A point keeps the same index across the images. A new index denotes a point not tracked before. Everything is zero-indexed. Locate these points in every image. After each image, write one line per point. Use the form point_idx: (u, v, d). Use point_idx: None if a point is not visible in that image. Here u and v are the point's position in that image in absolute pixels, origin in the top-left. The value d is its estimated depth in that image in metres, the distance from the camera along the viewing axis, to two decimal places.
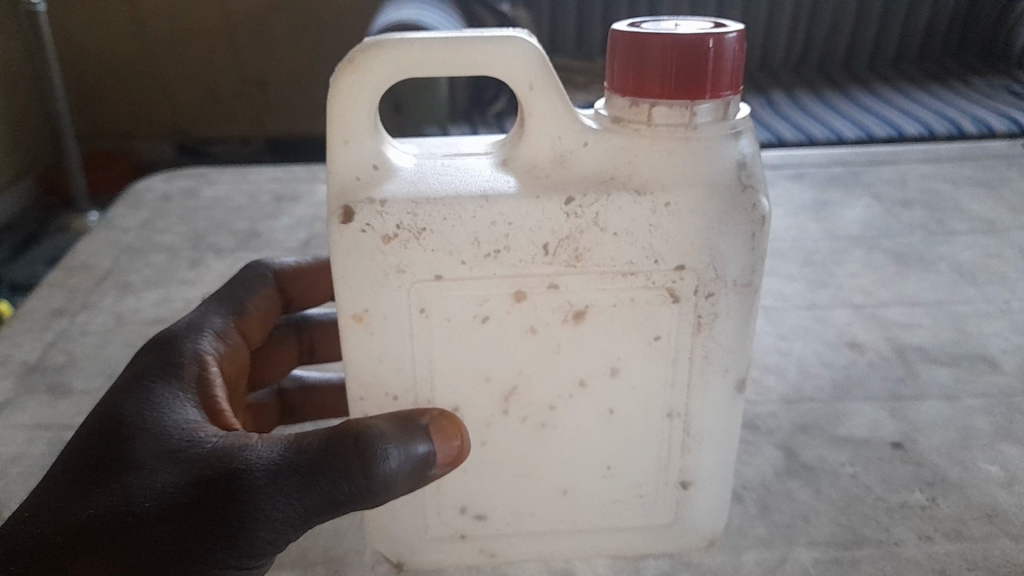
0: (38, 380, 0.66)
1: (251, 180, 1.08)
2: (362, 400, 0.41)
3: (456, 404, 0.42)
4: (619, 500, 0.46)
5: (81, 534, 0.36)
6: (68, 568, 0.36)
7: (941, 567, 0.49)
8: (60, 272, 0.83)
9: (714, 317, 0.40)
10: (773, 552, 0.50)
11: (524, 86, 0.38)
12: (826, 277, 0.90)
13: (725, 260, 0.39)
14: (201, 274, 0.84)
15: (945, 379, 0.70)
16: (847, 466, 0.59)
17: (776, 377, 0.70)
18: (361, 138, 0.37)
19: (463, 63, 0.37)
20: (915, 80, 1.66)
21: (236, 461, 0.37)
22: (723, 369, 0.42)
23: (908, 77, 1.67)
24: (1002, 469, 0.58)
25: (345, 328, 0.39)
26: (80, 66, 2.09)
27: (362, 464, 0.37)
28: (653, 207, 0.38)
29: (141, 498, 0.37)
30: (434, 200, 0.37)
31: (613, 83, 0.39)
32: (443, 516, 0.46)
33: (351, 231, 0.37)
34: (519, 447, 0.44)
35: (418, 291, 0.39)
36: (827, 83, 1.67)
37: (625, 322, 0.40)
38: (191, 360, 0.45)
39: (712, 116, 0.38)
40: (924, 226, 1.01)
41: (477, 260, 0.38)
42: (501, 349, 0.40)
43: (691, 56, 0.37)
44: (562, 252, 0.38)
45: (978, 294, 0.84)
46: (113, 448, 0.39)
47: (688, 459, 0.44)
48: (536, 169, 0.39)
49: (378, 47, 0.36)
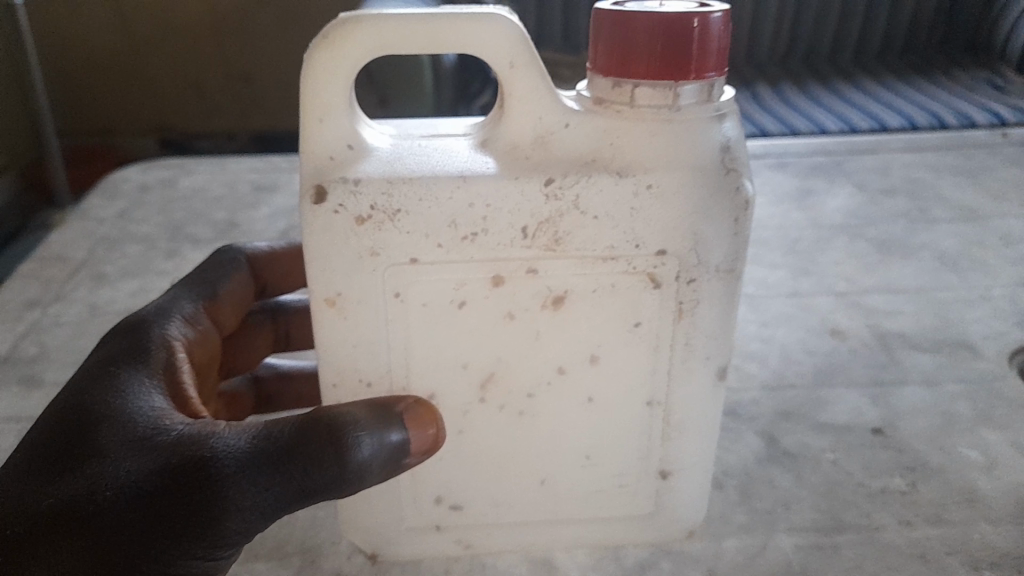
0: (10, 372, 0.65)
1: (230, 170, 1.06)
2: (337, 385, 0.40)
3: (432, 391, 0.41)
4: (600, 490, 0.45)
5: (43, 522, 0.36)
6: (30, 555, 0.35)
7: (921, 552, 0.51)
8: (35, 264, 0.81)
9: (696, 304, 0.40)
10: (753, 539, 0.51)
11: (505, 65, 0.37)
12: (809, 264, 0.90)
13: (707, 246, 0.38)
14: (178, 264, 0.83)
15: (926, 365, 0.71)
16: (829, 452, 0.60)
17: (757, 365, 0.71)
18: (336, 117, 0.37)
19: (442, 40, 0.36)
20: (899, 73, 1.67)
21: (203, 448, 0.36)
22: (705, 357, 0.41)
23: (893, 70, 1.69)
24: (983, 455, 0.60)
25: (317, 312, 0.38)
26: (55, 54, 2.05)
27: (334, 453, 0.36)
28: (635, 190, 0.37)
29: (105, 486, 0.36)
30: (411, 180, 0.36)
31: (595, 63, 0.38)
32: (418, 506, 0.45)
33: (324, 211, 0.36)
34: (497, 435, 0.43)
35: (395, 274, 0.38)
36: (813, 77, 1.68)
37: (605, 307, 0.40)
38: (158, 345, 0.44)
39: (697, 98, 0.38)
40: (906, 214, 1.01)
41: (455, 243, 0.37)
42: (478, 335, 0.40)
43: (675, 35, 0.36)
44: (542, 235, 0.38)
45: (960, 281, 0.85)
46: (76, 434, 0.38)
47: (669, 448, 0.44)
48: (515, 149, 0.38)
49: (355, 23, 0.35)
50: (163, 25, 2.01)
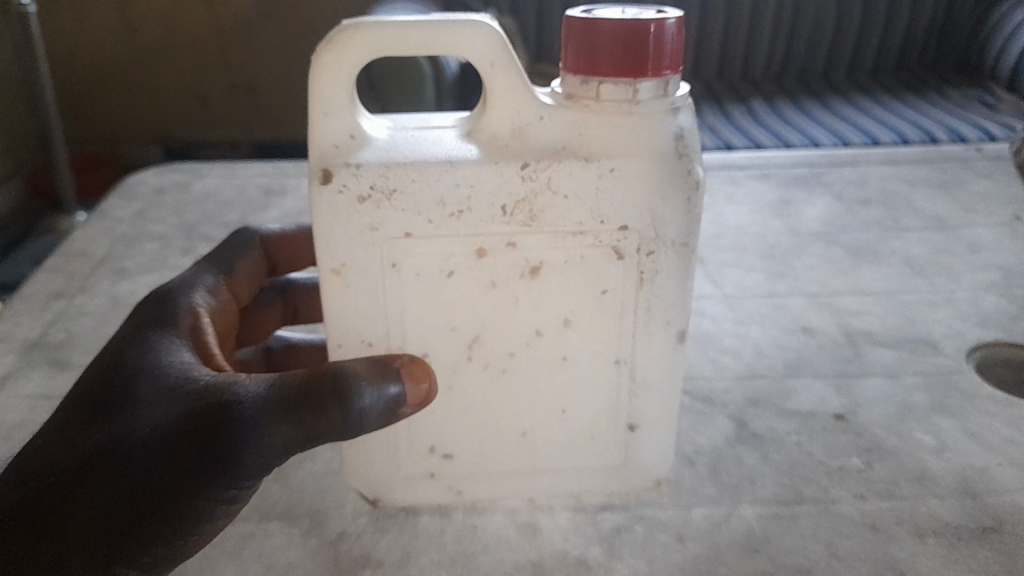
0: (39, 356, 0.70)
1: (241, 175, 1.12)
2: (341, 346, 0.46)
3: (425, 351, 0.47)
4: (574, 442, 0.51)
5: (94, 456, 0.42)
6: (83, 483, 0.42)
7: (872, 522, 0.56)
8: (58, 259, 0.87)
9: (655, 274, 0.45)
10: (720, 508, 0.56)
11: (486, 65, 0.43)
12: (784, 268, 0.95)
13: (664, 222, 0.44)
14: (193, 261, 0.89)
15: (889, 360, 0.77)
16: (793, 435, 0.65)
17: (731, 357, 0.76)
18: (339, 110, 0.42)
19: (433, 43, 0.41)
20: (893, 91, 1.78)
21: (226, 395, 0.42)
22: (665, 321, 0.47)
23: (887, 88, 1.79)
24: (935, 439, 0.65)
25: (325, 281, 0.44)
26: (68, 63, 2.13)
27: (337, 399, 0.41)
28: (600, 173, 0.43)
29: (145, 427, 0.42)
30: (405, 164, 0.42)
31: (567, 64, 0.44)
32: (414, 456, 0.51)
33: (329, 191, 0.42)
34: (482, 391, 0.49)
35: (392, 247, 0.44)
36: (810, 94, 1.78)
37: (576, 276, 0.45)
38: (185, 311, 0.50)
39: (655, 93, 0.44)
40: (879, 223, 1.07)
41: (443, 219, 0.43)
42: (465, 301, 0.46)
43: (634, 39, 0.42)
44: (519, 213, 0.43)
45: (926, 285, 0.91)
46: (119, 384, 0.44)
47: (635, 404, 0.50)
48: (497, 139, 0.44)
49: (355, 28, 0.41)
50: (174, 35, 2.11)
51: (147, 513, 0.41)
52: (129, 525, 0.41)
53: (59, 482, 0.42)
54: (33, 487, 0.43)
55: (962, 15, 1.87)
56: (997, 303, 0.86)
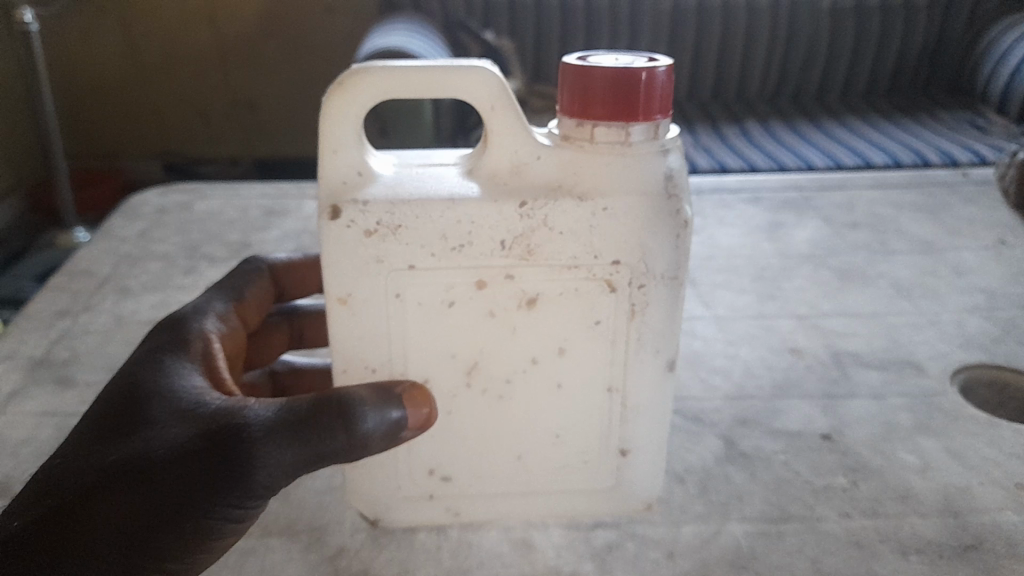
0: (45, 373, 0.72)
1: (243, 195, 1.14)
2: (346, 372, 0.48)
3: (426, 377, 0.49)
4: (568, 464, 0.53)
5: (107, 476, 0.44)
6: (95, 501, 0.44)
7: (857, 540, 0.57)
8: (63, 277, 0.88)
9: (646, 306, 0.47)
10: (709, 526, 0.57)
11: (486, 108, 0.45)
12: (774, 289, 0.98)
13: (654, 258, 0.46)
14: (195, 280, 0.91)
15: (875, 381, 0.79)
16: (780, 453, 0.67)
17: (721, 377, 0.78)
18: (347, 149, 0.45)
19: (437, 86, 0.44)
20: (885, 113, 1.82)
21: (236, 418, 0.44)
22: (655, 350, 0.49)
23: (880, 111, 1.83)
24: (919, 458, 0.67)
25: (331, 309, 0.46)
26: (71, 81, 2.16)
27: (343, 423, 0.43)
28: (593, 211, 0.45)
29: (158, 448, 0.44)
30: (409, 201, 0.44)
31: (563, 106, 0.47)
32: (413, 478, 0.53)
33: (337, 226, 0.44)
34: (480, 415, 0.51)
35: (395, 278, 0.46)
36: (804, 116, 1.82)
37: (570, 307, 0.47)
38: (196, 337, 0.52)
39: (646, 136, 0.46)
40: (867, 246, 1.10)
41: (444, 252, 0.45)
42: (465, 329, 0.48)
43: (626, 85, 0.44)
44: (517, 247, 0.46)
45: (912, 307, 0.93)
46: (134, 407, 0.46)
47: (627, 429, 0.52)
48: (496, 177, 0.46)
49: (363, 74, 0.43)
50: (177, 55, 2.14)
51: (156, 529, 0.43)
52: (140, 541, 0.43)
53: (72, 500, 0.44)
54: (47, 505, 0.44)
55: (953, 40, 1.92)
56: (980, 324, 0.89)
